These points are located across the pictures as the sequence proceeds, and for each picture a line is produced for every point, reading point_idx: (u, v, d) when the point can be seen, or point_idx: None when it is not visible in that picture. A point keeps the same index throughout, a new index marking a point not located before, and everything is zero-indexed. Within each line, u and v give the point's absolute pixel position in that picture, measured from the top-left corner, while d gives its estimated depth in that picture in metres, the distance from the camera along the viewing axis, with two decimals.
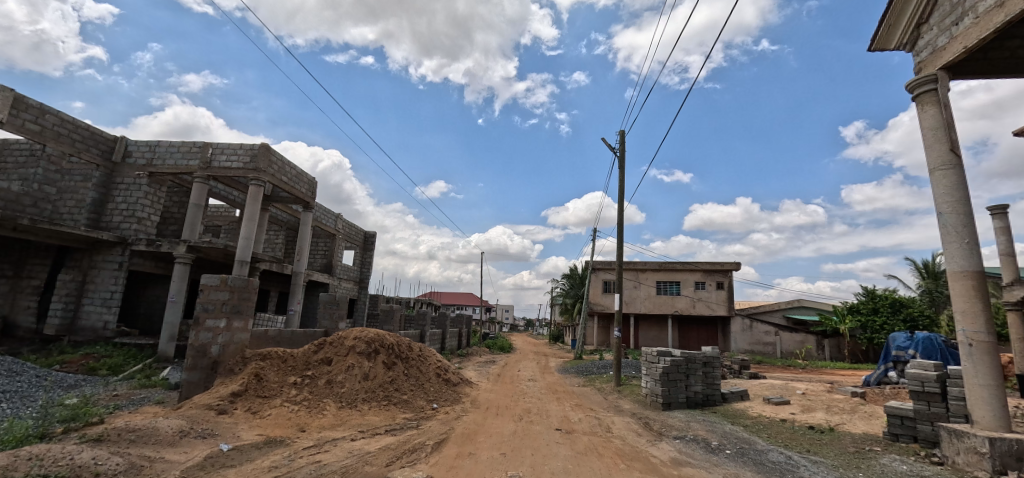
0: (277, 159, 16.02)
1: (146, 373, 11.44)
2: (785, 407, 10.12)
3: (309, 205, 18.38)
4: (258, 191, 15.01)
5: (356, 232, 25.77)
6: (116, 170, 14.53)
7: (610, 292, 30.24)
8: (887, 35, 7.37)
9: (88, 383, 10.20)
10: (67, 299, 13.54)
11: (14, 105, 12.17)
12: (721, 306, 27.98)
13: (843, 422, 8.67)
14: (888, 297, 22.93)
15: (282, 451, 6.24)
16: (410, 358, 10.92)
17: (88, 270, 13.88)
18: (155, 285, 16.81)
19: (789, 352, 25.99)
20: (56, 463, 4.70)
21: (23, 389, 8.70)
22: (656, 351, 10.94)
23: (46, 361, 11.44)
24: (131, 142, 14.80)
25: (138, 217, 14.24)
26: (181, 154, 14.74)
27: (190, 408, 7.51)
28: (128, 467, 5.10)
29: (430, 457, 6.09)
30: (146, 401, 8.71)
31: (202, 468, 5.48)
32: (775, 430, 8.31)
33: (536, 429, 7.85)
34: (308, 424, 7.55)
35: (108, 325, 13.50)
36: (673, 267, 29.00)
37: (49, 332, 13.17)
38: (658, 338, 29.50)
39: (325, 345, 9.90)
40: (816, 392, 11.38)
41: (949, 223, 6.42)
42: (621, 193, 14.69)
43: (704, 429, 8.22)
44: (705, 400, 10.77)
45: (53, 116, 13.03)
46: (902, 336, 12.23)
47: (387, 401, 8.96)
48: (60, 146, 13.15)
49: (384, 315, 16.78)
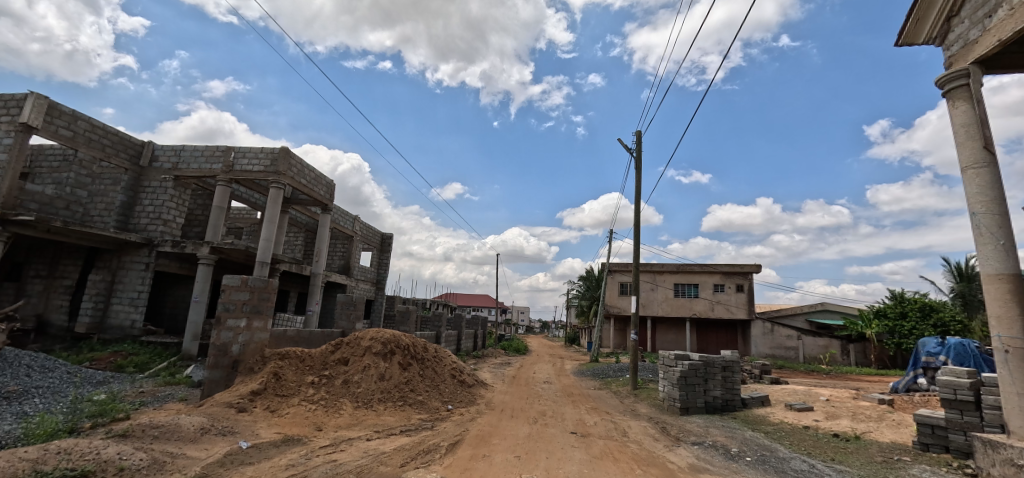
0: (297, 161, 16.23)
1: (170, 371, 11.73)
2: (809, 414, 9.90)
3: (327, 207, 18.55)
4: (278, 193, 15.28)
5: (374, 234, 26.06)
6: (143, 174, 14.96)
7: (627, 294, 29.97)
8: (916, 29, 7.19)
9: (116, 380, 10.49)
10: (97, 299, 13.93)
11: (48, 112, 12.64)
12: (740, 310, 27.52)
13: (870, 430, 8.46)
14: (917, 301, 22.35)
15: (299, 450, 6.34)
16: (426, 359, 11.01)
17: (117, 270, 14.25)
18: (180, 286, 17.25)
19: (812, 357, 25.52)
20: (83, 457, 4.86)
21: (55, 385, 9.02)
22: (674, 355, 10.83)
23: (76, 358, 11.84)
24: (157, 146, 15.25)
25: (164, 219, 14.62)
26: (204, 159, 15.07)
27: (212, 405, 7.69)
28: (151, 463, 5.23)
29: (444, 459, 6.12)
30: (171, 398, 8.96)
31: (222, 465, 5.60)
32: (798, 437, 8.16)
33: (551, 432, 7.85)
34: (325, 423, 7.66)
35: (135, 324, 13.89)
36: (691, 269, 28.61)
37: (80, 330, 13.55)
38: (676, 341, 29.17)
39: (342, 345, 10.04)
40: (841, 399, 11.09)
41: (984, 223, 6.22)
42: (638, 192, 14.66)
43: (723, 435, 8.14)
44: (724, 405, 10.60)
45: (84, 122, 13.45)
46: (933, 342, 11.93)
47: (402, 401, 9.06)
48: (91, 151, 13.54)
49: (401, 316, 16.91)
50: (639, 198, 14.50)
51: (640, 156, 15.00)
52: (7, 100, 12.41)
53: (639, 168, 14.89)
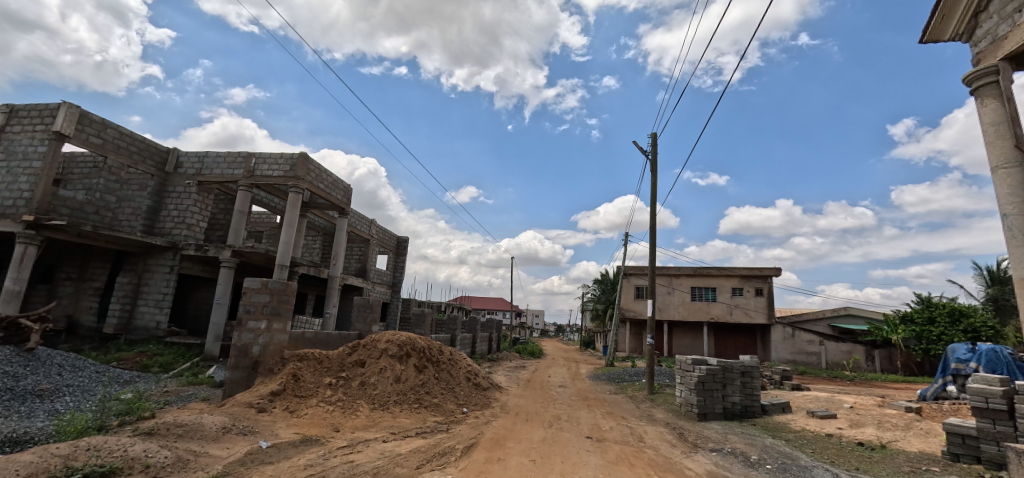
0: (315, 167, 16.51)
1: (193, 371, 12.04)
2: (831, 422, 9.74)
3: (345, 212, 18.81)
4: (297, 198, 15.56)
5: (390, 238, 26.35)
6: (168, 180, 15.39)
7: (643, 298, 29.75)
8: (942, 26, 7.06)
9: (142, 379, 10.81)
10: (124, 301, 14.35)
11: (79, 121, 13.09)
12: (760, 314, 27.13)
13: (897, 439, 8.29)
14: (945, 306, 21.70)
15: (317, 450, 6.47)
16: (441, 362, 11.11)
17: (142, 273, 14.66)
18: (203, 288, 17.67)
19: (835, 363, 25.02)
20: (112, 454, 5.04)
21: (84, 383, 9.33)
22: (691, 360, 10.76)
23: (104, 358, 12.22)
24: (182, 153, 15.67)
25: (188, 224, 15.03)
26: (226, 165, 15.46)
27: (233, 405, 7.88)
28: (176, 461, 5.41)
29: (460, 462, 6.18)
30: (194, 398, 9.20)
31: (243, 464, 5.74)
32: (821, 445, 8.03)
33: (566, 437, 7.86)
34: (343, 424, 7.80)
35: (160, 325, 14.27)
36: (708, 272, 28.30)
37: (108, 331, 13.98)
38: (693, 345, 28.91)
39: (359, 348, 10.20)
40: (865, 407, 10.86)
41: (1016, 225, 6.07)
42: (654, 194, 14.59)
43: (743, 442, 8.05)
44: (743, 411, 10.47)
45: (113, 130, 13.89)
46: (963, 348, 11.64)
47: (418, 404, 9.15)
48: (120, 158, 14.00)
49: (416, 319, 17.07)
50: (654, 200, 14.45)
51: (656, 158, 14.92)
52: (42, 110, 12.93)
53: (654, 170, 14.81)
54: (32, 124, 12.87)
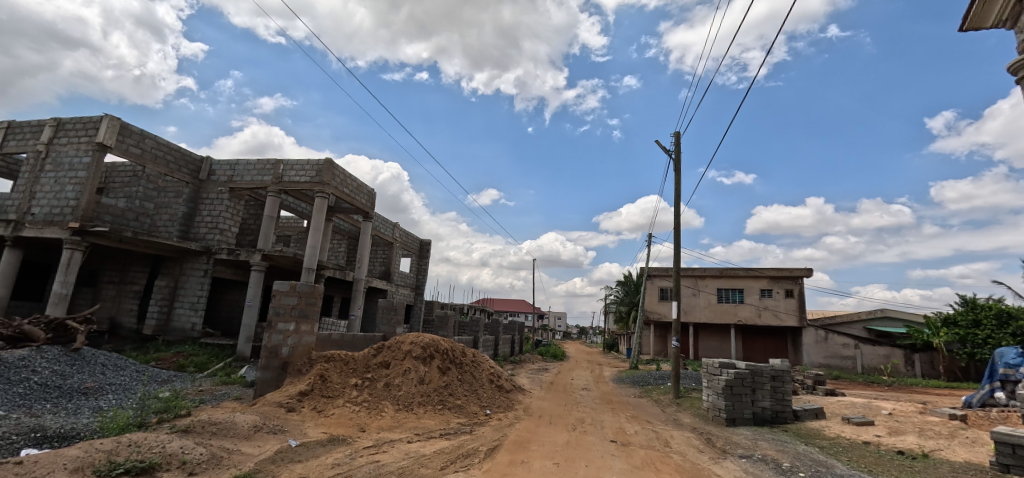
0: (340, 172, 16.87)
1: (226, 371, 12.47)
2: (869, 429, 9.47)
3: (369, 215, 19.16)
4: (323, 202, 15.93)
5: (413, 241, 26.72)
6: (202, 187, 15.97)
7: (667, 300, 29.42)
8: (983, 12, 6.37)
9: (178, 379, 11.25)
10: (161, 303, 14.95)
11: (120, 132, 13.72)
12: (790, 316, 26.50)
13: (940, 448, 8.02)
14: (991, 308, 20.65)
15: (344, 449, 6.65)
16: (464, 364, 11.24)
17: (179, 276, 15.24)
18: (234, 291, 18.26)
19: (872, 367, 24.23)
20: (150, 450, 5.29)
21: (126, 382, 9.79)
22: (719, 363, 10.61)
23: (144, 358, 12.76)
24: (215, 161, 16.23)
25: (221, 229, 15.57)
26: (256, 172, 15.94)
27: (263, 404, 8.15)
28: (210, 458, 5.64)
29: (483, 464, 6.27)
30: (227, 397, 9.54)
31: (273, 461, 5.95)
32: (858, 453, 7.84)
33: (590, 440, 7.87)
34: (368, 424, 7.98)
35: (195, 326, 14.80)
36: (735, 273, 27.81)
37: (147, 332, 14.58)
38: (720, 348, 28.38)
39: (383, 349, 10.40)
40: (906, 413, 10.51)
41: None
42: (677, 194, 14.47)
43: (774, 449, 7.91)
44: (774, 417, 10.27)
45: (151, 140, 14.50)
46: (1013, 352, 11.10)
47: (441, 405, 9.28)
48: (157, 167, 14.61)
49: (439, 321, 17.25)
50: (678, 200, 14.32)
51: (679, 157, 14.78)
52: (86, 123, 13.61)
53: (678, 169, 14.68)
54: (77, 136, 13.55)
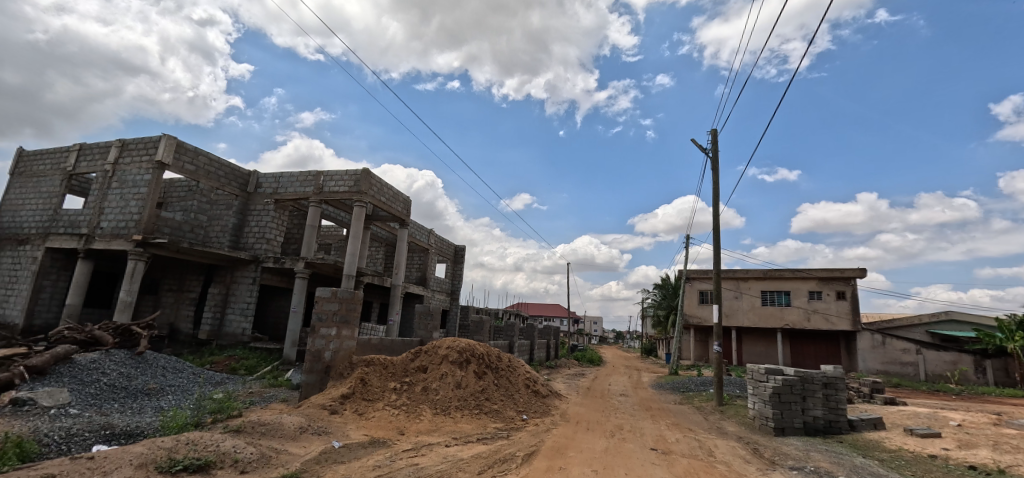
0: (377, 181, 17.38)
1: (273, 374, 13.06)
2: (935, 441, 8.97)
3: (405, 223, 19.64)
4: (361, 211, 16.45)
5: (448, 246, 27.16)
6: (250, 199, 16.81)
7: (707, 303, 28.72)
8: None
9: (230, 381, 11.87)
10: (215, 310, 15.80)
11: (176, 150, 14.65)
12: (843, 320, 25.38)
13: (1016, 463, 7.52)
14: None
15: (384, 451, 6.89)
16: (500, 369, 11.37)
17: (230, 284, 16.06)
18: (280, 297, 19.07)
19: (936, 374, 22.81)
20: (206, 449, 5.65)
21: (183, 383, 10.41)
22: (765, 369, 10.32)
23: (200, 361, 13.52)
24: (261, 175, 17.05)
25: (268, 239, 16.33)
26: (299, 183, 16.64)
27: (308, 406, 8.52)
28: (260, 457, 5.97)
29: (521, 469, 6.35)
30: (275, 399, 10.01)
31: (318, 462, 6.23)
32: (923, 468, 7.45)
33: (630, 448, 7.83)
34: (407, 427, 8.21)
35: (246, 331, 15.55)
36: (780, 275, 26.87)
37: (202, 336, 15.43)
38: (765, 354, 27.42)
39: (421, 353, 10.66)
40: (978, 425, 9.89)
41: None
42: (716, 193, 14.16)
43: (827, 461, 7.64)
44: (827, 427, 9.89)
45: (204, 157, 15.40)
46: None
47: (478, 409, 9.44)
48: (209, 182, 15.50)
49: (475, 326, 17.47)
50: (716, 199, 14.02)
51: (716, 155, 14.48)
52: (147, 142, 14.61)
53: (716, 168, 14.38)
54: (139, 155, 14.56)
